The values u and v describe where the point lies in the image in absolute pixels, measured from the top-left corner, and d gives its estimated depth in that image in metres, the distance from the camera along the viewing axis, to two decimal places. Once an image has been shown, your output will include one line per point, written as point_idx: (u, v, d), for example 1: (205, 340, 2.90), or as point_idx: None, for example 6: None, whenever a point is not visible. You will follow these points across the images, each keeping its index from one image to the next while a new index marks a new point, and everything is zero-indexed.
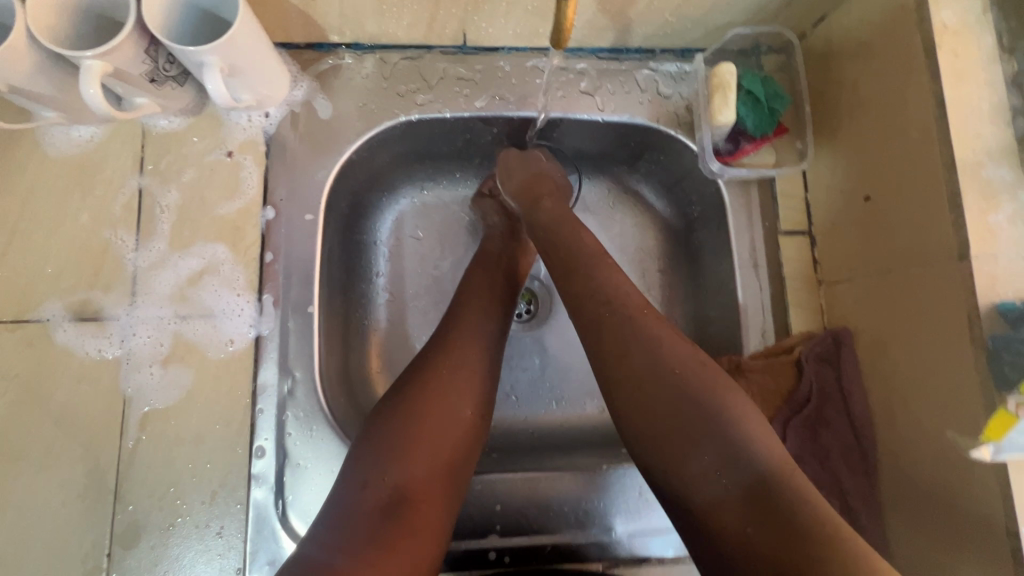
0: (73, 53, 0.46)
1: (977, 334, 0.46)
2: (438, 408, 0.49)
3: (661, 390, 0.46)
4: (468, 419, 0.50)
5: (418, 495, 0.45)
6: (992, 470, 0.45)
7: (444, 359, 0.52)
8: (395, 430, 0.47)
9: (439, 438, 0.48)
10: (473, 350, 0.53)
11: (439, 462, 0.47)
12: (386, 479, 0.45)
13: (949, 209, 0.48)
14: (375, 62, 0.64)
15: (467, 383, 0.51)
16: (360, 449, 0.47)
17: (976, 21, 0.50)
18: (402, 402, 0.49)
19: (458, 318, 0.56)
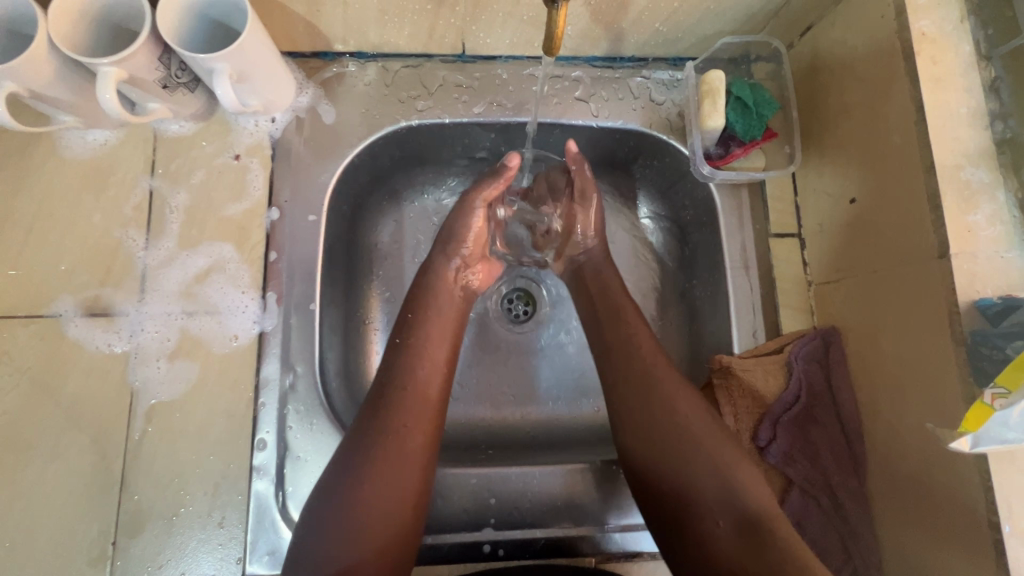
0: (90, 61, 0.48)
1: (958, 329, 0.47)
2: (385, 429, 0.51)
3: (649, 402, 0.54)
4: (406, 488, 0.49)
5: (362, 570, 0.46)
6: (974, 463, 0.46)
7: (382, 425, 0.50)
8: (337, 508, 0.47)
9: (379, 509, 0.48)
10: (415, 411, 0.52)
11: (383, 532, 0.47)
12: (329, 559, 0.45)
13: (930, 209, 0.50)
14: (378, 70, 0.67)
15: (406, 450, 0.50)
16: (305, 525, 0.47)
17: (954, 30, 0.52)
18: (343, 474, 0.49)
19: (399, 375, 0.53)
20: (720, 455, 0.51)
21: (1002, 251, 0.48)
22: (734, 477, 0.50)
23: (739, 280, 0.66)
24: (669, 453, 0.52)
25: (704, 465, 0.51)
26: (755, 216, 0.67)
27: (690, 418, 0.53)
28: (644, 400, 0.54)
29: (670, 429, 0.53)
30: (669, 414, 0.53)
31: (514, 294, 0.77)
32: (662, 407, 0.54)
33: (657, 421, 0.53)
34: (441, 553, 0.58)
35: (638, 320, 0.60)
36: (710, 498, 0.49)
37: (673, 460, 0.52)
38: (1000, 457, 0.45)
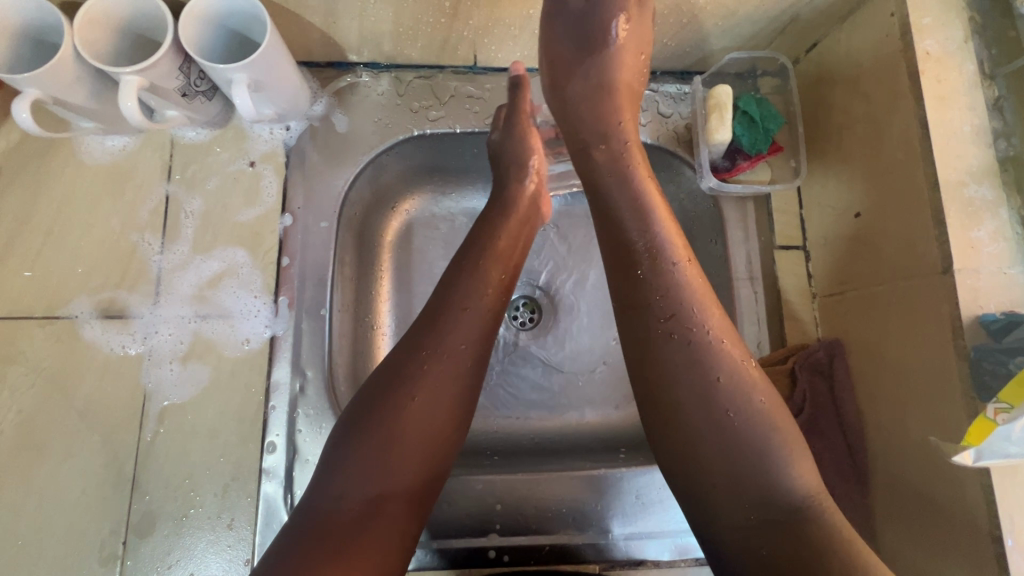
0: (113, 70, 0.50)
1: (961, 344, 0.48)
2: (434, 370, 0.47)
3: (676, 364, 0.44)
4: (450, 411, 0.47)
5: (396, 495, 0.44)
6: (977, 478, 0.46)
7: (433, 344, 0.48)
8: (378, 427, 0.45)
9: (421, 433, 0.45)
10: (465, 334, 0.49)
11: (419, 458, 0.45)
12: (365, 478, 0.43)
13: (934, 225, 0.51)
14: (390, 80, 0.68)
15: (453, 374, 0.47)
16: (342, 439, 0.45)
17: (958, 49, 0.53)
18: (387, 391, 0.46)
19: (457, 292, 0.50)
20: (761, 425, 0.42)
21: (1004, 268, 0.49)
22: (771, 452, 0.41)
23: (744, 291, 0.67)
24: (695, 418, 0.43)
25: (735, 428, 0.42)
26: (761, 229, 0.68)
27: (729, 380, 0.43)
28: (669, 362, 0.44)
29: (700, 390, 0.43)
30: (701, 372, 0.43)
31: (521, 301, 0.77)
32: (693, 367, 0.43)
33: (686, 384, 0.43)
34: (448, 558, 0.59)
35: (671, 254, 0.47)
36: (743, 475, 0.41)
37: (702, 423, 0.42)
38: (1003, 470, 0.45)
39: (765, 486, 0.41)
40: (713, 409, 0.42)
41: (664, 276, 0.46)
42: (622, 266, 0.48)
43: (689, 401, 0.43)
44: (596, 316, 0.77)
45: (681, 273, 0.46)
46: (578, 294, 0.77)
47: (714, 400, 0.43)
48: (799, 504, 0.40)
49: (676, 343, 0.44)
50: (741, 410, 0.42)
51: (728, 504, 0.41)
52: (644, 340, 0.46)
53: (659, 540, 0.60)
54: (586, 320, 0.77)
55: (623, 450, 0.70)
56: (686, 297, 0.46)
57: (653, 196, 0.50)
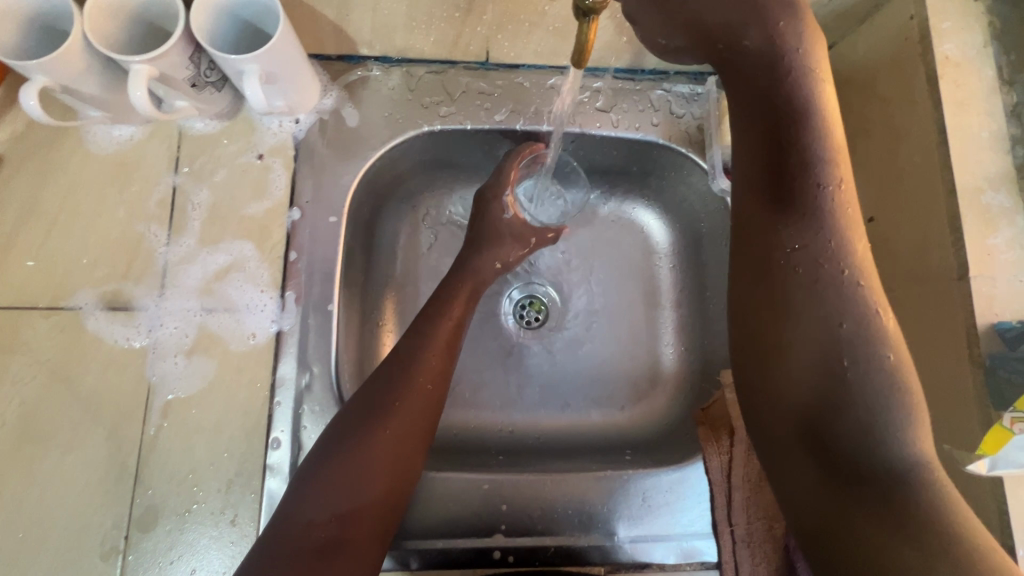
0: (123, 58, 0.49)
1: (975, 352, 0.48)
2: (400, 406, 0.53)
3: (793, 299, 0.43)
4: (410, 446, 0.52)
5: (362, 518, 0.48)
6: (991, 486, 0.46)
7: (403, 383, 0.54)
8: (350, 456, 0.50)
9: (388, 462, 0.51)
10: (427, 379, 0.55)
11: (384, 489, 0.50)
12: (334, 502, 0.48)
13: (950, 231, 0.50)
14: (401, 75, 0.67)
15: (420, 410, 0.54)
16: (315, 466, 0.49)
17: (977, 54, 0.53)
18: (361, 424, 0.51)
19: (422, 339, 0.58)
20: (880, 381, 0.40)
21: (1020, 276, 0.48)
22: (890, 408, 0.39)
23: None
24: (809, 354, 0.42)
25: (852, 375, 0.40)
26: None
27: (852, 321, 0.41)
28: (785, 295, 0.43)
29: (823, 326, 0.42)
30: (828, 313, 0.42)
31: (526, 300, 0.77)
32: (818, 305, 0.42)
33: (804, 320, 0.42)
34: (453, 558, 0.58)
35: (823, 181, 0.44)
36: (845, 426, 0.40)
37: (809, 367, 0.42)
38: (1015, 479, 0.45)
39: (868, 450, 0.39)
40: (823, 349, 0.41)
41: (807, 203, 0.44)
42: (759, 187, 0.46)
43: (803, 336, 0.42)
44: (603, 316, 0.76)
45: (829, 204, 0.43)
46: (584, 294, 0.77)
47: (830, 343, 0.41)
48: (898, 472, 0.39)
49: (804, 278, 0.43)
50: (863, 354, 0.40)
51: (811, 450, 0.42)
52: (763, 271, 0.45)
53: (666, 543, 0.59)
54: (593, 320, 0.76)
55: (629, 451, 0.70)
56: (827, 231, 0.43)
57: (818, 112, 0.44)
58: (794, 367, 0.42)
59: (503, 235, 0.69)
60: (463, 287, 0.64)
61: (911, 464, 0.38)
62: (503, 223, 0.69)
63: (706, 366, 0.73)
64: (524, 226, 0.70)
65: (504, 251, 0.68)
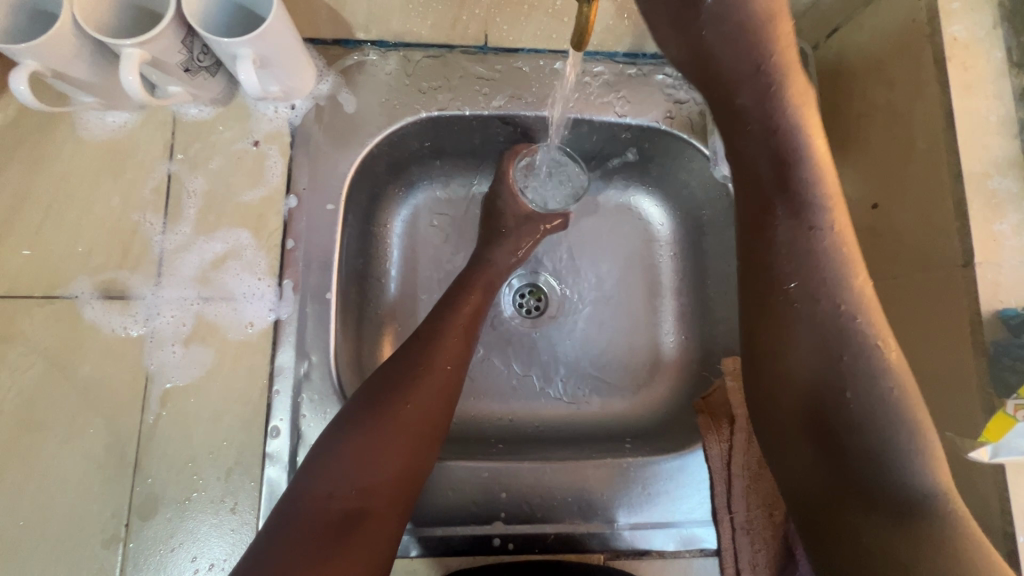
0: (113, 41, 0.48)
1: (979, 339, 0.47)
2: (422, 385, 0.53)
3: (808, 333, 0.45)
4: (431, 425, 0.52)
5: (381, 491, 0.49)
6: (993, 474, 0.46)
7: (422, 361, 0.55)
8: (372, 429, 0.50)
9: (409, 436, 0.51)
10: (448, 360, 0.56)
11: (405, 463, 0.50)
12: (355, 476, 0.48)
13: (956, 217, 0.50)
14: (398, 60, 0.66)
15: (440, 388, 0.54)
16: (335, 438, 0.50)
17: (986, 36, 0.51)
18: (378, 400, 0.52)
19: (443, 322, 0.59)
20: (888, 408, 0.42)
21: None
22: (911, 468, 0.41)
23: None
24: (824, 395, 0.44)
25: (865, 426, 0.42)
26: None
27: (864, 365, 0.43)
28: (792, 328, 0.46)
29: (829, 369, 0.44)
30: (837, 367, 0.43)
31: (527, 289, 0.77)
32: (829, 349, 0.44)
33: (811, 348, 0.44)
34: (452, 545, 0.58)
35: (825, 218, 0.46)
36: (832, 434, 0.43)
37: (834, 408, 0.43)
38: (1017, 468, 0.45)
39: (888, 477, 0.41)
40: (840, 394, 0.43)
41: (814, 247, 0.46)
42: (758, 217, 0.49)
43: (806, 344, 0.45)
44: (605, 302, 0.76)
45: (829, 241, 0.46)
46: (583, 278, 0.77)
47: (838, 375, 0.43)
48: (914, 494, 0.41)
49: (823, 316, 0.45)
50: (874, 382, 0.42)
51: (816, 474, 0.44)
52: (755, 264, 0.49)
53: (665, 530, 0.59)
54: (592, 307, 0.76)
55: (629, 439, 0.69)
56: (829, 302, 0.45)
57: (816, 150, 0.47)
58: (797, 384, 0.45)
59: (522, 229, 0.70)
60: (479, 279, 0.65)
61: (929, 489, 0.40)
62: (511, 216, 0.70)
63: (707, 355, 0.72)
64: (531, 216, 0.70)
65: (512, 242, 0.69)
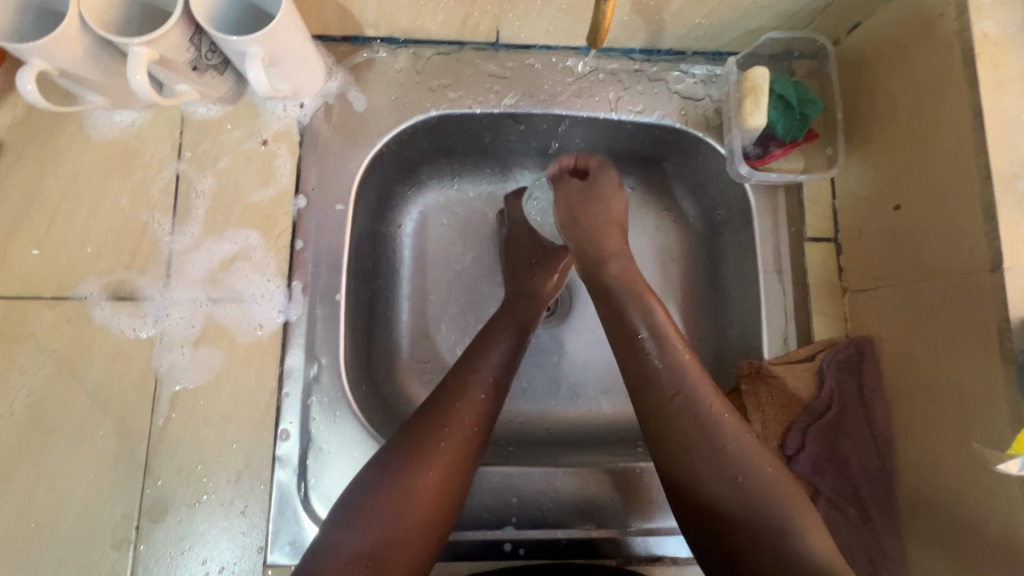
0: (121, 40, 0.47)
1: (1007, 347, 0.46)
2: (448, 438, 0.50)
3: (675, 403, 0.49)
4: (452, 482, 0.50)
5: (406, 547, 0.46)
6: (1018, 485, 0.44)
7: (461, 402, 0.53)
8: (396, 487, 0.47)
9: (446, 489, 0.49)
10: (476, 410, 0.53)
11: (435, 516, 0.48)
12: (374, 539, 0.45)
13: (984, 220, 0.48)
14: (409, 57, 0.65)
15: (476, 432, 0.52)
16: (374, 487, 0.47)
17: (1018, 32, 0.49)
18: (417, 445, 0.50)
19: (470, 365, 0.56)
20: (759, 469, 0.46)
21: None
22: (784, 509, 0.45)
23: (771, 283, 0.65)
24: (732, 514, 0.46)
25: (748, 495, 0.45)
26: (791, 219, 0.66)
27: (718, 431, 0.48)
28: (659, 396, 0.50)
29: (713, 454, 0.47)
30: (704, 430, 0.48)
31: None
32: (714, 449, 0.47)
33: (703, 467, 0.47)
34: (463, 549, 0.58)
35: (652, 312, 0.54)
36: (751, 528, 0.45)
37: (737, 500, 0.46)
38: None
39: (792, 545, 0.43)
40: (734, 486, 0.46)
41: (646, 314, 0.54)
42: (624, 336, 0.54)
43: (717, 502, 0.46)
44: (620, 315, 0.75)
45: (679, 358, 0.51)
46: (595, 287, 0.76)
47: (727, 474, 0.46)
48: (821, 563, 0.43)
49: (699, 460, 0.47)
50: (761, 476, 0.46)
51: (767, 558, 0.44)
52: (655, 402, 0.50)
53: (678, 536, 0.59)
54: None
55: (640, 443, 0.68)
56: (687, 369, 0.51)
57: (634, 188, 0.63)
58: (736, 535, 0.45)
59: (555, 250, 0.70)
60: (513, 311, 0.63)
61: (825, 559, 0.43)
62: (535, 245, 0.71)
63: (720, 357, 0.71)
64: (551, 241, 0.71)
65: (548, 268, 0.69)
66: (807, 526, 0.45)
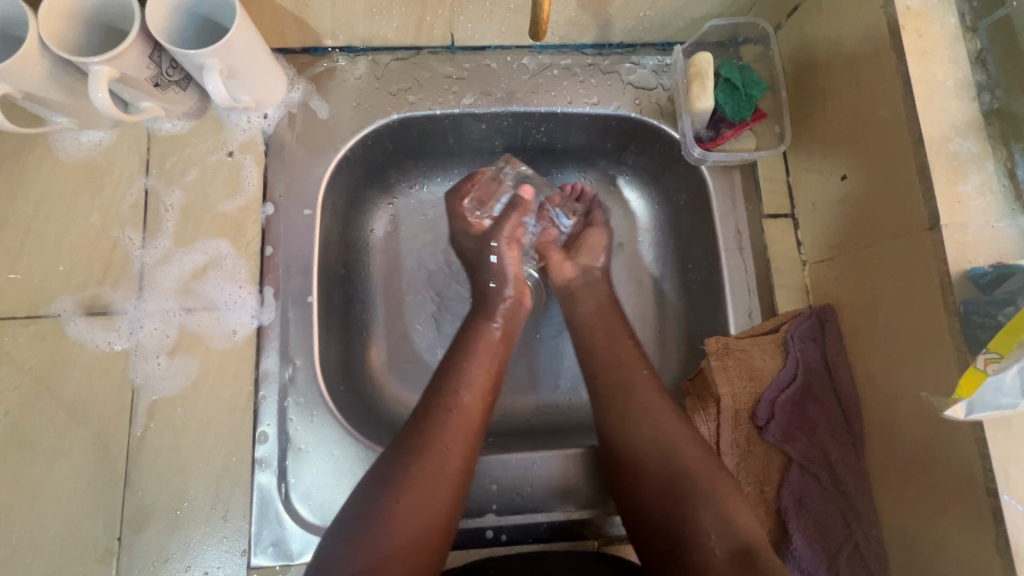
0: (81, 60, 0.49)
1: (950, 300, 0.47)
2: (437, 443, 0.51)
3: (631, 427, 0.55)
4: (449, 485, 0.50)
5: (405, 549, 0.47)
6: (972, 434, 0.46)
7: (444, 393, 0.54)
8: (387, 497, 0.48)
9: (439, 476, 0.50)
10: (467, 412, 0.53)
11: (426, 522, 0.48)
12: (371, 551, 0.46)
13: (920, 181, 0.50)
14: (368, 64, 0.67)
15: (463, 437, 0.52)
16: (364, 497, 0.48)
17: (937, 3, 0.52)
18: (402, 460, 0.50)
19: (454, 368, 0.56)
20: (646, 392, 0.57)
21: (992, 221, 0.48)
22: (711, 498, 0.50)
23: (733, 260, 0.67)
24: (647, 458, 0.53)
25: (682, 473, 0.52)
26: (748, 198, 0.68)
27: (665, 433, 0.54)
28: (626, 407, 0.57)
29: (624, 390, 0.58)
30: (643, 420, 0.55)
31: None
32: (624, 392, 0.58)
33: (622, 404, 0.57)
34: None
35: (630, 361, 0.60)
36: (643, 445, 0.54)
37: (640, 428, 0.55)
38: (996, 424, 0.45)
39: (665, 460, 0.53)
40: (676, 477, 0.52)
41: (621, 369, 0.59)
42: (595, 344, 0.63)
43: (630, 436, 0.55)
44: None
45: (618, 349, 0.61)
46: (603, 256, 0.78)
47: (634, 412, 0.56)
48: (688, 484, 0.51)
49: (655, 462, 0.53)
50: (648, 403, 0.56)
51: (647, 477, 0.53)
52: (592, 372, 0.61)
53: None
54: None
55: None
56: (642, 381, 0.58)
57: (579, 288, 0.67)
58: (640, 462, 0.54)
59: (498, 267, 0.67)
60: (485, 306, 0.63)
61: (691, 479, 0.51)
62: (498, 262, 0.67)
63: (692, 336, 0.72)
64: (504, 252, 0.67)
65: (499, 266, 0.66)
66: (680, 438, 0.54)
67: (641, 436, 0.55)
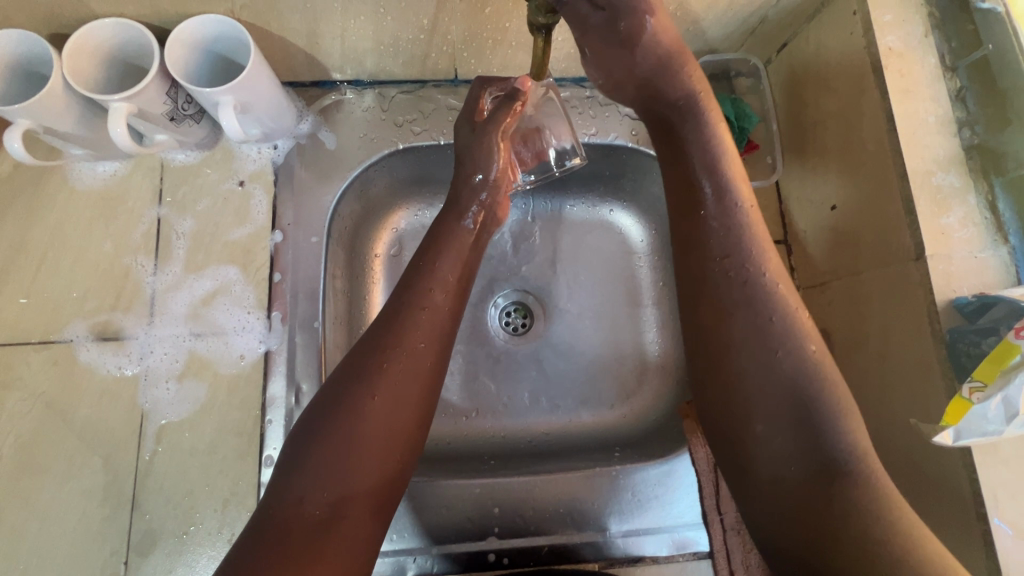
0: (101, 97, 0.51)
1: (937, 328, 0.49)
2: (398, 361, 0.48)
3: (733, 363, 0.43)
4: (415, 405, 0.48)
5: (370, 473, 0.45)
6: (961, 459, 0.47)
7: (412, 304, 0.51)
8: (345, 421, 0.45)
9: (403, 394, 0.47)
10: (430, 327, 0.50)
11: (392, 444, 0.46)
12: (333, 484, 0.43)
13: (905, 213, 0.52)
14: (374, 96, 0.70)
15: (433, 335, 0.50)
16: (317, 424, 0.45)
17: (918, 44, 0.55)
18: (370, 360, 0.48)
19: (421, 277, 0.52)
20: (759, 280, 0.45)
21: (975, 252, 0.50)
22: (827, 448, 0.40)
23: None
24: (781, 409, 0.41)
25: (806, 410, 0.41)
26: None
27: (797, 366, 0.42)
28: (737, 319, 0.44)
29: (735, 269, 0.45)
30: (773, 336, 0.43)
31: (513, 307, 0.78)
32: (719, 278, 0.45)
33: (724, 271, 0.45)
34: (449, 562, 0.59)
35: (740, 226, 0.46)
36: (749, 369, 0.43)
37: (747, 330, 0.44)
38: (984, 450, 0.47)
39: (802, 402, 0.41)
40: (803, 409, 0.41)
41: (740, 276, 0.45)
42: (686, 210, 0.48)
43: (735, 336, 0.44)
44: (574, 340, 0.77)
45: (725, 207, 0.47)
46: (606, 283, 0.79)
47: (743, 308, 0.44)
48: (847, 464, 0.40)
49: (829, 458, 0.40)
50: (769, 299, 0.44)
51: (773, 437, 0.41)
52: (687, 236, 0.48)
53: (657, 536, 0.61)
54: (579, 324, 0.78)
55: (618, 448, 0.72)
56: (749, 253, 0.46)
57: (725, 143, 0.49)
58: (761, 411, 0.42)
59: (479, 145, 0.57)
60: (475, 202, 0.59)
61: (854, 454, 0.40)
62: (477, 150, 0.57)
63: None
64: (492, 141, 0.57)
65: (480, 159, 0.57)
66: (817, 365, 0.42)
67: (774, 370, 0.42)
